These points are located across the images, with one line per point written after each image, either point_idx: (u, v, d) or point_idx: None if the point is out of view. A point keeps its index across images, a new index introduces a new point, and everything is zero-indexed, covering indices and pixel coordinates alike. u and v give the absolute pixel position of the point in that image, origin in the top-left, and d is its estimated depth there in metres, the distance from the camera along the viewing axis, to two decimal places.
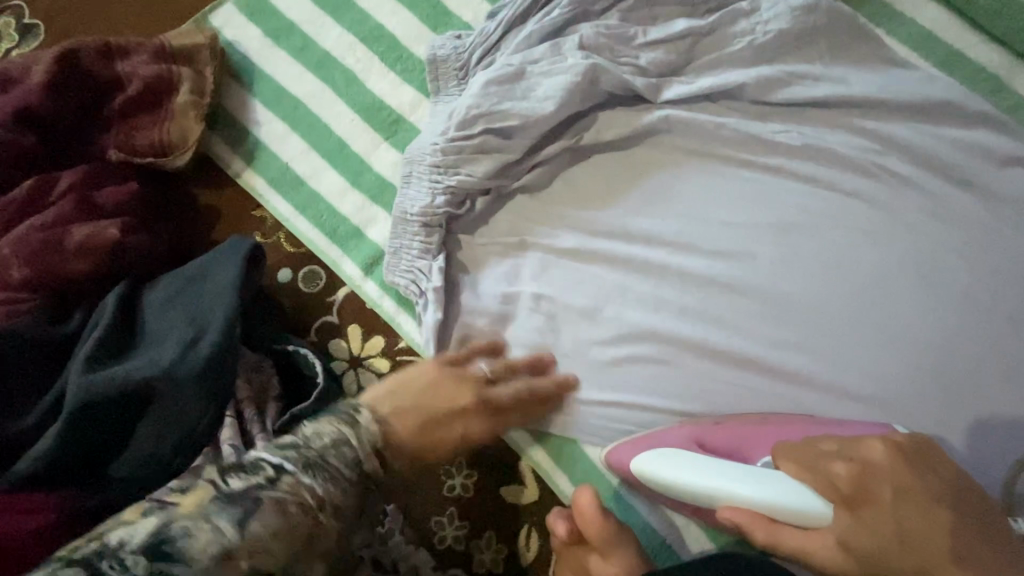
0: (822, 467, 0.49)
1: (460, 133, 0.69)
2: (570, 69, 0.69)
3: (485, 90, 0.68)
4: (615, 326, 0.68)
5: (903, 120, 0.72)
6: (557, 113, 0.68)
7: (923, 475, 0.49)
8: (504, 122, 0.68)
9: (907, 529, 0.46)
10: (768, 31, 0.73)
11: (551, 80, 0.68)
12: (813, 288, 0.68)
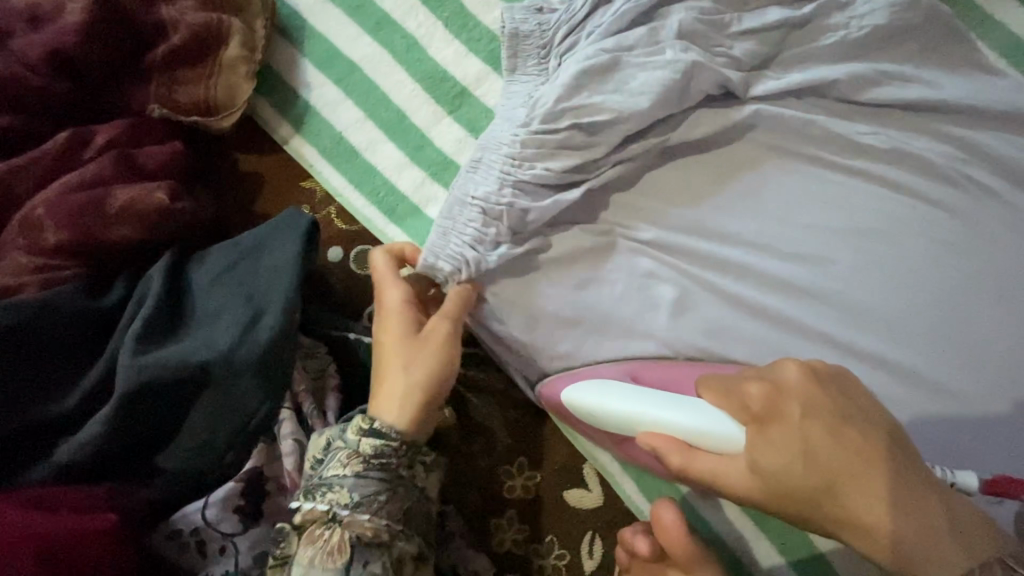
0: (736, 388, 0.45)
1: (544, 126, 0.64)
2: (667, 64, 0.64)
3: (576, 82, 0.64)
4: (688, 328, 0.65)
5: (994, 129, 0.69)
6: (650, 109, 0.64)
7: (843, 402, 0.43)
8: (594, 116, 0.63)
9: (812, 449, 0.41)
10: (864, 26, 0.69)
11: (646, 74, 0.64)
12: (893, 299, 0.66)
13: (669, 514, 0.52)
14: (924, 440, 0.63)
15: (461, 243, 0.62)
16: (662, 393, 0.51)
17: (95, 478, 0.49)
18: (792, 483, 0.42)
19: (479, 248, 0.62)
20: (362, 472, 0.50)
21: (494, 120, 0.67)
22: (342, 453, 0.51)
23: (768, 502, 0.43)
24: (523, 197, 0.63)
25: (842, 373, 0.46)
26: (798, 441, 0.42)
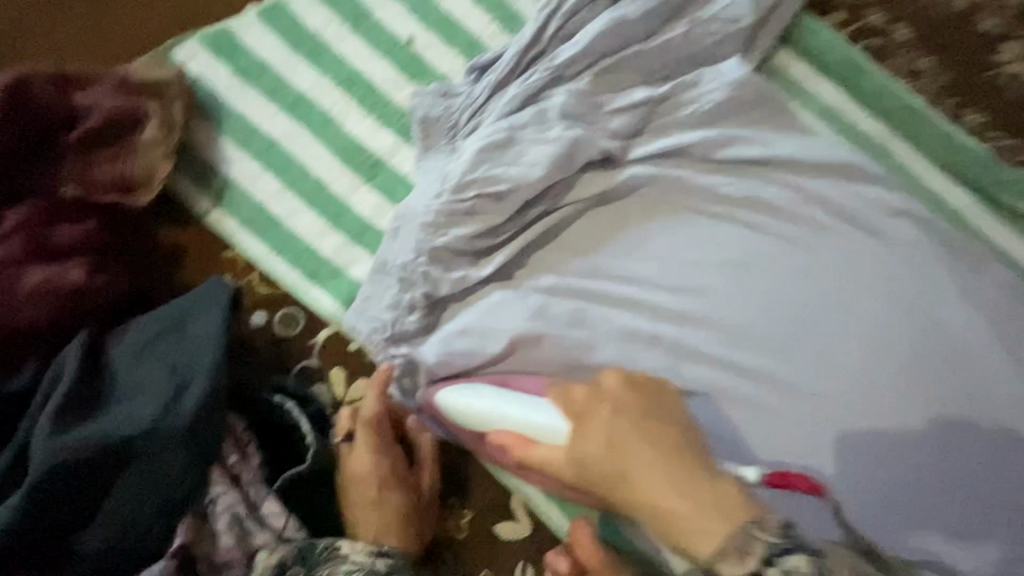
0: (564, 396, 0.61)
1: (454, 196, 0.70)
2: (555, 140, 0.73)
3: (478, 157, 0.71)
4: (596, 360, 0.72)
5: (820, 177, 0.85)
6: (544, 179, 0.72)
7: (635, 401, 0.59)
8: (496, 186, 0.71)
9: (608, 447, 0.57)
10: (711, 101, 0.84)
11: (539, 149, 0.72)
12: (760, 320, 0.78)
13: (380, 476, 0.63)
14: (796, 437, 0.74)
15: (381, 308, 0.69)
16: (516, 396, 0.66)
17: (9, 564, 0.49)
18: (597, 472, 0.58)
19: (395, 312, 0.68)
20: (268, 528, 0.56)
21: (413, 191, 0.74)
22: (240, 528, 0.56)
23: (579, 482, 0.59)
24: (436, 266, 0.69)
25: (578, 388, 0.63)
26: (597, 442, 0.58)
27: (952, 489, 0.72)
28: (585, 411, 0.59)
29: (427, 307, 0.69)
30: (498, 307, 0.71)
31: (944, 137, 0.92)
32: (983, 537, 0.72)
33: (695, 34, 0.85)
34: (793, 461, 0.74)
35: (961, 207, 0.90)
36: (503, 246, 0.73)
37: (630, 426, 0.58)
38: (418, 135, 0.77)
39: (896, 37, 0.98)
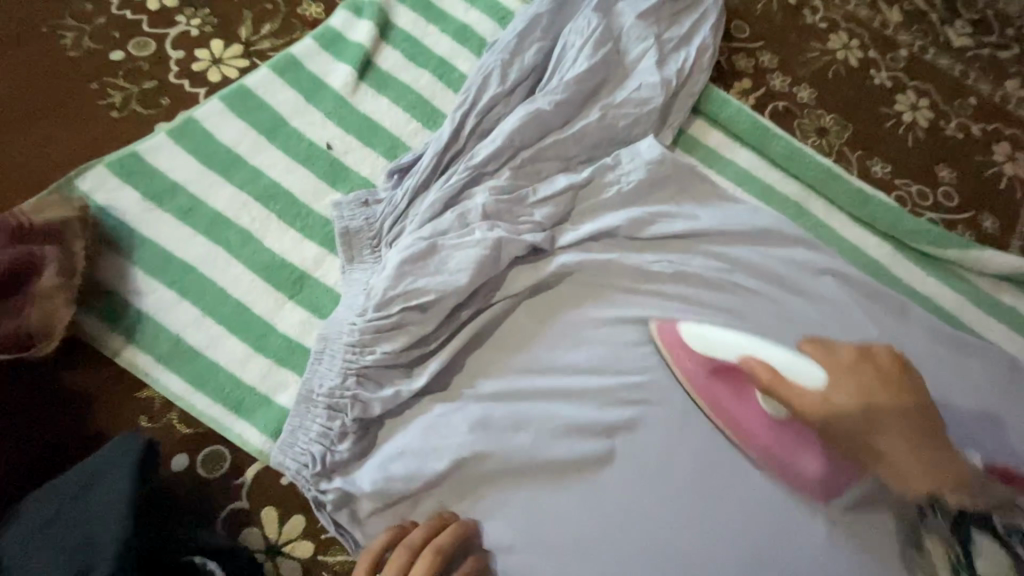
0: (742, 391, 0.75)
1: (378, 313, 0.69)
2: (477, 242, 0.73)
3: (400, 269, 0.70)
4: (541, 463, 0.70)
5: (744, 244, 0.88)
6: (470, 283, 0.71)
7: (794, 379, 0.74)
8: (421, 297, 0.69)
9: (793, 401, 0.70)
10: (632, 180, 0.87)
11: (461, 254, 0.72)
12: (708, 396, 0.76)
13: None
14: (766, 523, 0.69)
15: (309, 440, 0.66)
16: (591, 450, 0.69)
17: None
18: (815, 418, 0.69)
19: (325, 443, 0.66)
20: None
21: (339, 307, 0.72)
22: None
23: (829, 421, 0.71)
24: (365, 388, 0.68)
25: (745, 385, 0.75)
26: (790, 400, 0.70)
27: (926, 566, 0.67)
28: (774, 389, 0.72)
29: (359, 432, 0.67)
30: (436, 421, 0.69)
31: (856, 193, 0.96)
32: None
33: (610, 118, 0.88)
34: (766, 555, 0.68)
35: (879, 257, 0.94)
36: (436, 355, 0.72)
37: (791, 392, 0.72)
38: (340, 247, 0.76)
39: (799, 98, 1.07)
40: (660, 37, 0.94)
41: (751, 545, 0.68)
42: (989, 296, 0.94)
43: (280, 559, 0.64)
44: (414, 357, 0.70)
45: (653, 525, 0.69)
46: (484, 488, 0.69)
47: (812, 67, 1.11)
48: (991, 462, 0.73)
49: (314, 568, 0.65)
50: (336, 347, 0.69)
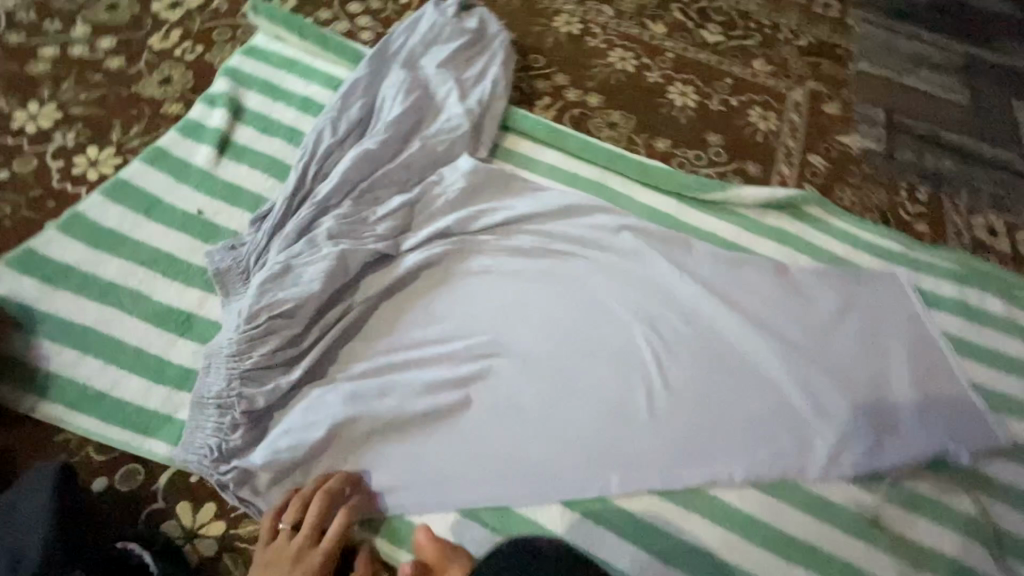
0: None
1: (249, 325, 0.85)
2: (324, 256, 0.91)
3: (262, 288, 0.88)
4: (407, 416, 0.87)
5: (555, 221, 1.11)
6: (323, 289, 0.89)
7: None
8: (283, 306, 0.86)
9: None
10: (456, 188, 1.09)
11: (312, 267, 0.90)
12: (536, 336, 0.99)
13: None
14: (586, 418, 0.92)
15: (207, 434, 0.81)
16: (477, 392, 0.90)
17: None
18: None
19: (220, 434, 0.80)
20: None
21: (220, 331, 0.88)
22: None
23: None
24: (249, 386, 0.83)
25: None
26: None
27: (698, 421, 0.95)
28: None
29: (249, 422, 0.82)
30: (315, 402, 0.85)
31: (639, 163, 1.22)
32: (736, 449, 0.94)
33: (429, 146, 1.11)
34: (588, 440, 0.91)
35: (667, 209, 1.19)
36: (308, 352, 0.89)
37: None
38: (217, 286, 0.93)
39: (591, 103, 1.35)
40: (460, 77, 1.18)
41: (577, 434, 0.91)
42: (756, 221, 1.20)
43: (198, 540, 0.78)
44: (289, 356, 0.87)
45: (503, 438, 0.89)
46: (364, 446, 0.84)
47: (598, 78, 1.39)
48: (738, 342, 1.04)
49: (227, 541, 0.78)
50: (218, 359, 0.84)
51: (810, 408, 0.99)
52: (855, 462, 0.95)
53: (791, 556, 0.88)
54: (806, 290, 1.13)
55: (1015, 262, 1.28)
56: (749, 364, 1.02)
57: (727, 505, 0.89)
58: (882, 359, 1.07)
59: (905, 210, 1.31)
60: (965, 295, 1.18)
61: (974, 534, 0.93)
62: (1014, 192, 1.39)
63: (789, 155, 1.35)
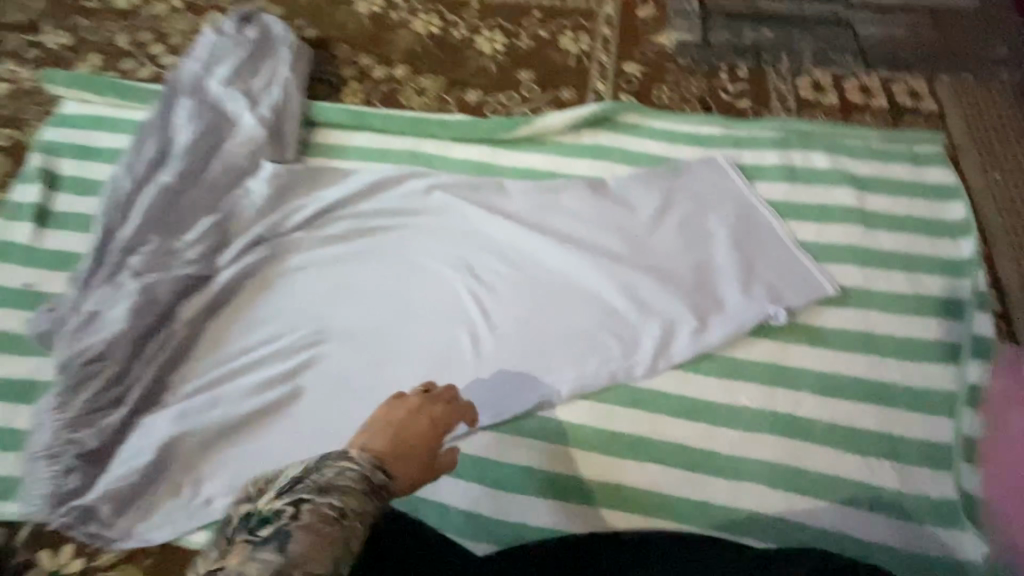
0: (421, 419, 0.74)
1: (65, 376, 0.91)
2: (127, 296, 0.96)
3: (71, 342, 0.93)
4: (236, 419, 0.93)
5: (367, 200, 1.14)
6: (131, 325, 0.95)
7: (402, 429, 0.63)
8: (92, 351, 0.92)
9: None
10: (260, 196, 1.11)
11: (117, 308, 0.95)
12: (358, 314, 1.04)
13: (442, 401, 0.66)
14: (409, 376, 0.98)
15: (46, 484, 0.87)
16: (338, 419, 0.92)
17: None
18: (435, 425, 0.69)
19: (58, 480, 0.87)
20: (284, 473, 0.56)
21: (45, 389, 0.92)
22: (350, 474, 0.54)
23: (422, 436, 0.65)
24: (77, 431, 0.89)
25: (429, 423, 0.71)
26: None
27: (517, 352, 0.99)
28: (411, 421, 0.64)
29: (85, 464, 0.88)
30: (148, 429, 0.91)
31: (442, 123, 1.22)
32: (563, 368, 0.97)
33: (229, 163, 1.13)
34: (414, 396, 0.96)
35: (480, 157, 1.21)
36: (134, 387, 0.93)
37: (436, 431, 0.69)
38: (42, 348, 0.98)
39: (397, 76, 1.36)
40: (248, 89, 1.20)
41: (402, 393, 0.96)
42: (569, 145, 1.22)
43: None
44: (113, 395, 0.92)
45: (333, 416, 0.95)
46: (201, 456, 0.91)
47: (403, 49, 1.40)
48: (556, 266, 1.06)
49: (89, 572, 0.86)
50: (40, 414, 0.89)
51: (634, 309, 1.00)
52: (682, 350, 0.97)
53: (623, 452, 0.92)
54: (625, 196, 1.13)
55: (842, 113, 1.27)
56: (570, 285, 1.04)
57: (556, 422, 0.95)
58: (704, 243, 1.06)
59: (725, 92, 1.30)
60: (790, 159, 1.17)
61: (813, 386, 0.94)
62: (838, 42, 1.36)
63: (602, 71, 1.34)
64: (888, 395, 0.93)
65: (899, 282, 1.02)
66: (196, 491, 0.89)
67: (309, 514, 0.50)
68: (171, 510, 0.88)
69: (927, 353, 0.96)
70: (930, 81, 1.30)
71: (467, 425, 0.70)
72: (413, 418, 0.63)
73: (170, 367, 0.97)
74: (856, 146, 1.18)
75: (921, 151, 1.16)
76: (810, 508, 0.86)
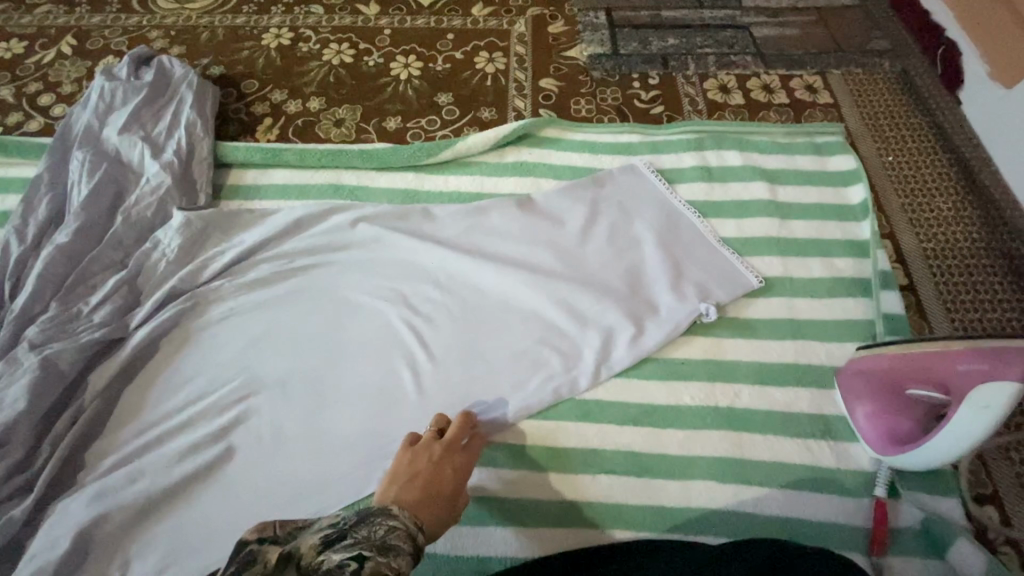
0: (415, 473, 0.79)
1: None
2: (25, 371, 0.88)
3: None
4: (163, 490, 0.87)
5: (291, 240, 1.09)
6: (33, 403, 0.87)
7: (411, 474, 0.79)
8: None
9: (439, 479, 0.79)
10: (174, 247, 1.03)
11: (13, 387, 0.87)
12: (290, 359, 0.98)
13: (459, 454, 0.84)
14: (350, 418, 0.94)
15: None
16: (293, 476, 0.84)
17: None
18: (432, 471, 0.80)
19: None
20: (347, 521, 0.68)
21: None
22: (397, 533, 0.68)
23: (427, 478, 0.79)
24: None
25: (426, 474, 0.79)
26: (448, 483, 0.79)
27: (461, 380, 0.97)
28: (414, 471, 0.79)
29: None
30: (63, 514, 0.84)
31: (363, 153, 1.20)
32: (507, 391, 0.96)
33: (134, 215, 1.05)
34: (357, 438, 0.93)
35: (405, 184, 1.19)
36: (44, 470, 0.85)
37: (434, 472, 0.80)
38: None
39: (313, 109, 1.32)
40: (150, 135, 1.14)
41: (345, 437, 0.93)
42: (493, 164, 1.22)
43: None
44: (20, 482, 0.84)
45: (271, 470, 0.90)
46: (128, 535, 0.84)
47: (316, 82, 1.36)
48: (491, 288, 1.05)
49: None
50: None
51: (572, 322, 1.00)
52: (622, 356, 0.98)
53: (576, 468, 0.91)
54: (552, 211, 1.14)
55: (748, 112, 1.34)
56: (506, 305, 1.03)
57: (505, 446, 0.93)
58: (632, 249, 1.08)
59: (639, 100, 1.35)
60: (705, 159, 1.21)
61: (748, 376, 0.97)
62: (738, 45, 1.44)
63: (519, 89, 1.36)
64: (817, 377, 0.97)
65: (816, 268, 1.08)
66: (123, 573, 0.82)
67: (372, 572, 0.60)
68: None
69: (847, 333, 1.01)
70: (823, 76, 1.39)
71: (455, 449, 0.85)
72: (415, 465, 0.80)
73: (87, 443, 0.90)
74: (764, 142, 1.24)
75: (822, 142, 1.24)
76: (757, 497, 0.88)
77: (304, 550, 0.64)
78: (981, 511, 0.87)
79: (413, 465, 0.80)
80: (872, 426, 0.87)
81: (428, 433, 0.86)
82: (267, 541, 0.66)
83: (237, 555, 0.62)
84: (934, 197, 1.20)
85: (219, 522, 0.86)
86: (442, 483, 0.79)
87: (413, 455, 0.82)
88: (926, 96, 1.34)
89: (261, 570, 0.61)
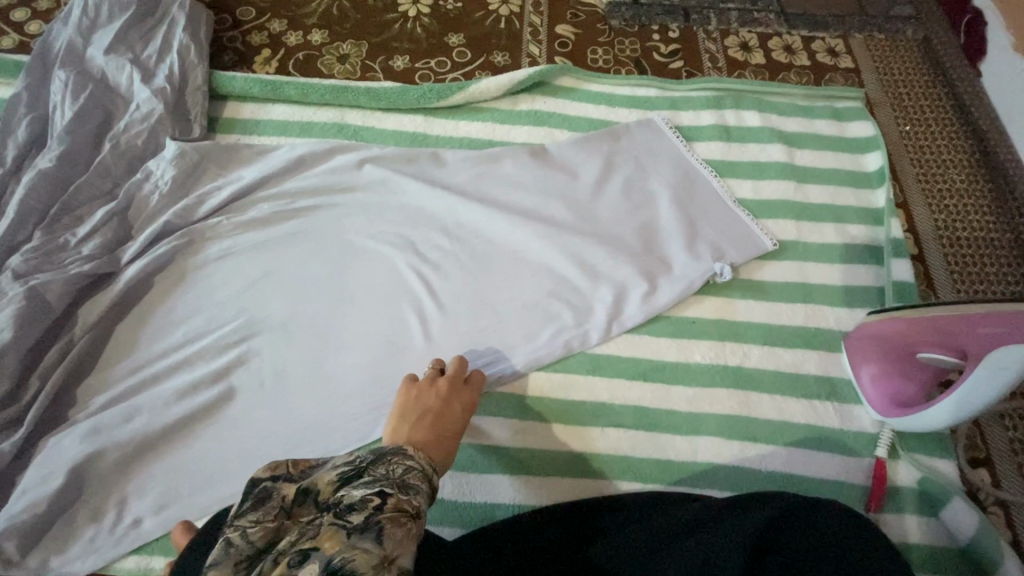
0: (425, 411, 0.78)
1: None
2: (9, 301, 0.83)
3: None
4: (160, 430, 0.84)
5: (293, 179, 1.04)
6: (20, 335, 0.82)
7: (421, 412, 0.78)
8: None
9: (449, 415, 0.78)
10: (168, 180, 0.97)
11: None
12: (292, 302, 0.95)
13: (466, 390, 0.83)
14: (355, 363, 0.91)
15: None
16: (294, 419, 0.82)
17: None
18: (442, 407, 0.79)
19: None
20: (364, 458, 0.65)
21: None
22: (415, 473, 0.65)
23: (438, 414, 0.78)
24: None
25: (435, 411, 0.78)
26: (457, 419, 0.79)
27: (469, 330, 0.94)
28: (424, 410, 0.78)
29: None
30: (56, 449, 0.81)
31: (368, 91, 1.13)
32: (517, 343, 0.94)
33: (123, 143, 0.98)
34: (361, 385, 0.90)
35: (413, 128, 1.14)
36: (33, 403, 0.82)
37: (443, 408, 0.79)
38: None
39: (314, 43, 1.24)
40: (139, 58, 1.06)
41: (349, 382, 0.90)
42: (505, 112, 1.17)
43: None
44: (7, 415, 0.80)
45: (274, 411, 0.88)
46: (125, 473, 0.82)
47: (317, 13, 1.28)
48: (502, 238, 1.02)
49: None
50: None
51: (584, 276, 0.98)
52: (634, 312, 0.97)
53: (585, 420, 0.91)
54: (566, 162, 1.10)
55: (769, 72, 1.30)
56: (518, 256, 1.00)
57: (513, 398, 0.92)
58: (648, 206, 1.06)
59: (658, 54, 1.30)
60: (723, 118, 1.18)
61: (757, 337, 0.97)
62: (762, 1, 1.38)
63: (533, 34, 1.29)
64: (825, 341, 0.97)
65: (831, 234, 1.07)
66: (122, 510, 0.80)
67: (393, 510, 0.57)
68: (92, 534, 0.79)
69: (856, 298, 1.01)
70: (845, 39, 1.35)
71: (460, 384, 0.83)
72: (422, 402, 0.79)
73: (79, 379, 0.87)
74: (784, 104, 1.20)
75: (841, 107, 1.22)
76: (761, 454, 0.89)
77: (321, 487, 0.61)
78: (974, 473, 0.90)
79: (422, 403, 0.79)
80: (877, 390, 0.89)
81: (432, 371, 0.84)
82: (281, 477, 0.63)
83: (252, 493, 0.59)
84: (948, 168, 1.19)
85: (219, 462, 0.84)
86: (452, 419, 0.78)
87: (419, 393, 0.80)
88: (947, 65, 1.32)
89: (279, 507, 0.59)
